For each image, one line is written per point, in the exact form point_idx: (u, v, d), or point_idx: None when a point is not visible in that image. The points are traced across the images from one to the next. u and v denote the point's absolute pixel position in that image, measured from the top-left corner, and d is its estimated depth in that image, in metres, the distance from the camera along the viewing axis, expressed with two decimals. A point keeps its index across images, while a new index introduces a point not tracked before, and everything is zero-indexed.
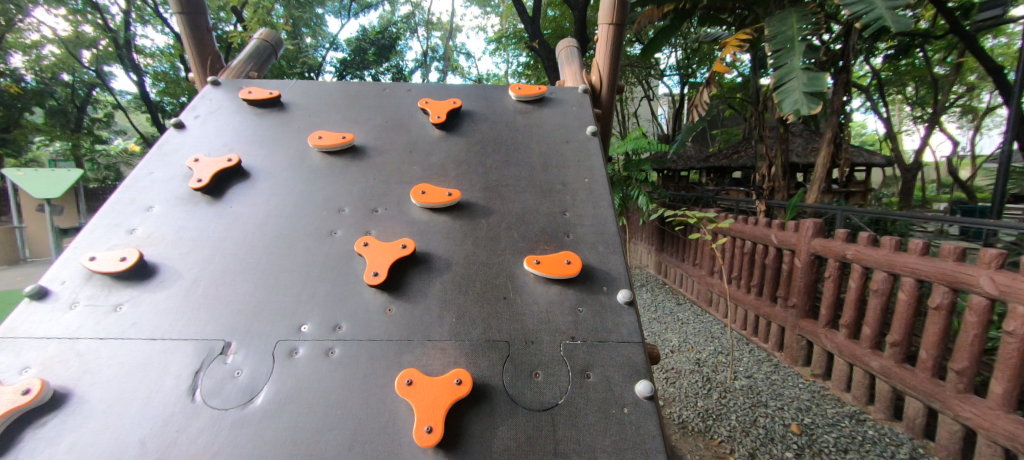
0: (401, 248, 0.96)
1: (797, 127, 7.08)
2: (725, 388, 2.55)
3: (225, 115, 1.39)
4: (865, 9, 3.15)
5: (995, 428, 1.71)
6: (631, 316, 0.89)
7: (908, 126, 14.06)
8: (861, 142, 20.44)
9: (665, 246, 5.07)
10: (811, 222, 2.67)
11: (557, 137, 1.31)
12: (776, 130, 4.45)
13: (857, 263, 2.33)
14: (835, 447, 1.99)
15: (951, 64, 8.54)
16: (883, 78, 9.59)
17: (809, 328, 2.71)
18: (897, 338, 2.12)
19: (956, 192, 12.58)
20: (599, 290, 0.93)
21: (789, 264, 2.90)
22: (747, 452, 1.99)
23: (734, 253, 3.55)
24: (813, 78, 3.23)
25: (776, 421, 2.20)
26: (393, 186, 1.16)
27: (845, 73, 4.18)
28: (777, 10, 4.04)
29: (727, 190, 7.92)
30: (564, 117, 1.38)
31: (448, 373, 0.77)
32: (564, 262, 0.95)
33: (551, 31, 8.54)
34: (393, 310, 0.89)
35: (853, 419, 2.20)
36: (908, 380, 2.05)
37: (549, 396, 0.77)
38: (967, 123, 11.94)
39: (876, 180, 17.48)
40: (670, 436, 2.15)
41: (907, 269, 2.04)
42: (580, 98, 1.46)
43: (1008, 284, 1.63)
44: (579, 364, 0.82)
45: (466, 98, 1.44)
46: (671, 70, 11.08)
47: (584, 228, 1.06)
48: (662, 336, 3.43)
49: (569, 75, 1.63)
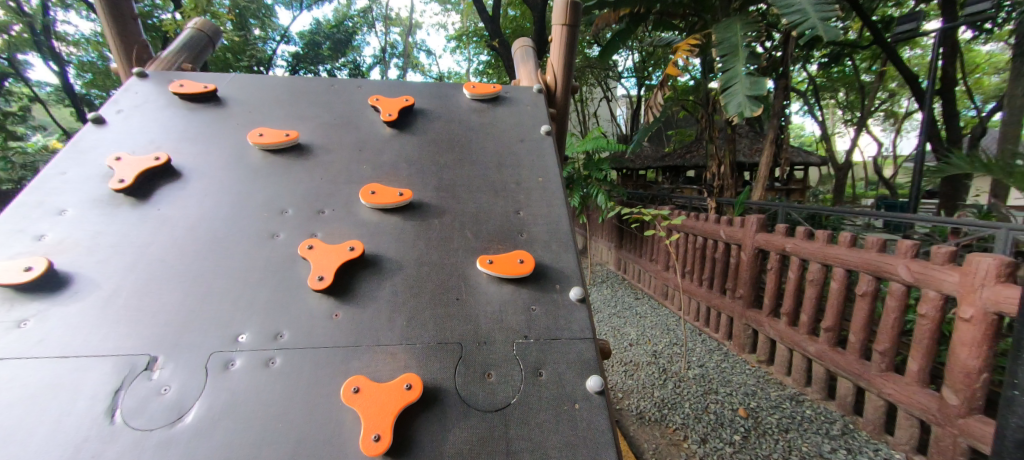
0: (349, 251, 0.92)
1: (743, 128, 7.53)
2: (680, 378, 2.66)
3: (153, 111, 1.27)
4: (800, 19, 3.40)
5: (911, 402, 1.88)
6: (583, 312, 0.90)
7: (841, 128, 15.30)
8: (800, 143, 22.11)
9: (623, 242, 5.22)
10: (755, 218, 2.85)
11: (512, 136, 1.30)
12: (724, 131, 4.70)
13: (795, 255, 2.52)
14: (777, 428, 2.13)
15: (874, 72, 9.41)
16: (819, 84, 10.41)
17: (754, 317, 2.88)
18: (830, 324, 2.30)
19: (881, 189, 13.87)
20: (551, 288, 0.94)
21: (736, 258, 3.07)
22: (698, 438, 2.08)
23: (687, 249, 3.72)
24: (756, 82, 3.44)
25: (725, 407, 2.32)
26: (341, 186, 1.11)
27: (784, 79, 4.49)
28: (723, 16, 4.27)
29: (681, 189, 8.30)
30: (518, 116, 1.38)
31: (398, 379, 0.75)
32: (516, 261, 0.95)
33: (512, 30, 8.57)
34: (340, 315, 0.85)
35: (793, 401, 2.37)
36: (839, 362, 2.23)
37: (502, 395, 0.77)
38: (890, 126, 13.20)
39: (814, 178, 18.94)
40: (627, 426, 2.21)
41: (838, 260, 2.23)
42: (535, 98, 1.46)
43: (922, 271, 1.82)
44: (532, 361, 0.82)
45: (419, 96, 1.40)
46: (629, 73, 11.44)
47: (538, 227, 1.06)
48: (621, 331, 3.53)
49: (523, 74, 1.63)
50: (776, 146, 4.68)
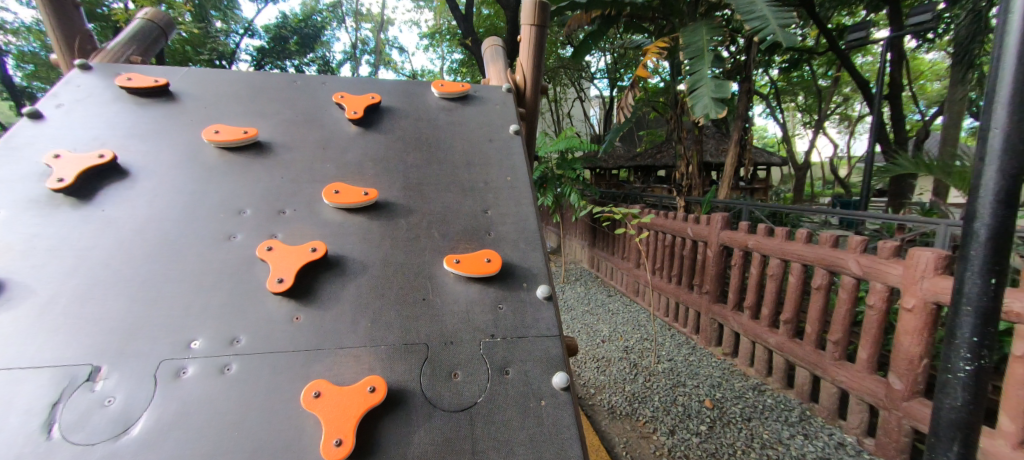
0: (311, 252, 0.89)
1: (710, 129, 7.80)
2: (650, 372, 2.73)
3: (97, 105, 1.20)
4: (761, 25, 3.55)
5: (861, 388, 2.00)
6: (549, 310, 0.91)
7: (801, 130, 16.09)
8: (764, 144, 23.11)
9: (596, 241, 5.30)
10: (720, 216, 2.96)
11: (480, 136, 1.29)
12: (692, 132, 4.85)
13: (757, 251, 2.64)
14: (741, 417, 2.22)
15: (830, 77, 9.94)
16: (780, 88, 10.91)
17: (719, 311, 2.99)
18: (789, 316, 2.42)
19: (836, 188, 14.69)
20: (519, 287, 0.94)
21: (702, 255, 3.18)
22: (667, 429, 2.14)
23: (657, 246, 3.81)
24: (720, 85, 3.57)
25: (693, 399, 2.40)
26: (303, 185, 1.08)
27: (747, 82, 4.68)
28: (690, 21, 4.41)
29: (652, 188, 8.52)
30: (487, 115, 1.37)
31: (361, 381, 0.73)
32: (483, 260, 0.95)
33: (485, 29, 8.55)
34: (300, 318, 0.83)
35: (755, 390, 2.47)
36: (797, 352, 2.35)
37: (468, 394, 0.77)
38: (845, 128, 13.99)
39: (777, 178, 19.87)
40: (599, 421, 2.25)
41: (796, 255, 2.34)
42: (504, 97, 1.46)
43: (870, 265, 1.94)
44: (498, 360, 0.82)
45: (386, 94, 1.38)
46: (601, 74, 11.63)
47: (506, 226, 1.06)
48: (593, 327, 3.58)
49: (492, 73, 1.62)
50: (740, 147, 4.87)
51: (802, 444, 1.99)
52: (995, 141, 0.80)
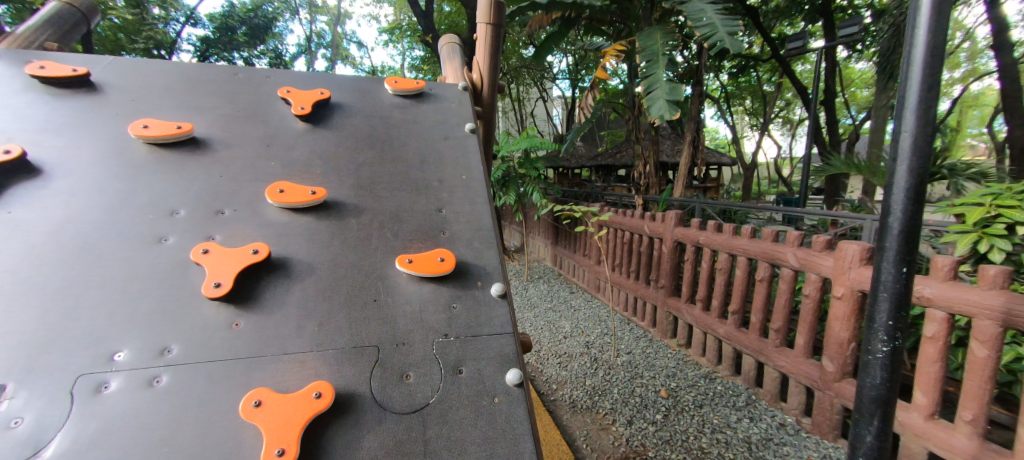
0: (252, 254, 0.85)
1: (666, 130, 8.15)
2: (610, 365, 2.82)
3: (2, 95, 1.07)
4: (710, 32, 3.74)
5: (799, 371, 2.16)
6: (503, 308, 0.92)
7: (748, 132, 17.15)
8: (715, 145, 24.47)
9: (559, 239, 5.38)
10: (673, 213, 3.10)
11: (435, 134, 1.28)
12: (648, 133, 5.04)
13: (707, 246, 2.78)
14: (693, 404, 2.33)
15: (774, 83, 10.65)
16: (729, 92, 11.56)
17: (674, 304, 3.12)
18: (736, 307, 2.57)
19: (780, 186, 15.80)
20: (473, 285, 0.94)
21: (658, 251, 3.31)
22: (625, 420, 2.21)
23: (616, 243, 3.93)
24: (674, 88, 3.72)
25: (649, 389, 2.50)
26: (245, 183, 1.02)
27: (699, 86, 4.92)
28: (646, 25, 4.57)
29: (612, 187, 8.78)
30: (442, 113, 1.35)
31: (307, 388, 0.70)
32: (437, 259, 0.93)
33: (446, 27, 8.45)
34: (241, 324, 0.79)
35: (707, 378, 2.61)
36: (743, 340, 2.50)
37: (420, 395, 0.76)
38: (786, 130, 15.04)
39: (727, 177, 21.09)
40: (561, 416, 2.29)
41: (742, 250, 2.49)
42: (461, 95, 1.44)
43: (806, 257, 2.10)
44: (452, 359, 0.82)
45: (336, 89, 1.33)
46: (563, 75, 11.81)
47: (461, 225, 1.05)
48: (556, 324, 3.64)
49: (449, 71, 1.60)
50: (693, 147, 5.11)
51: (747, 426, 2.12)
52: (906, 142, 1.13)
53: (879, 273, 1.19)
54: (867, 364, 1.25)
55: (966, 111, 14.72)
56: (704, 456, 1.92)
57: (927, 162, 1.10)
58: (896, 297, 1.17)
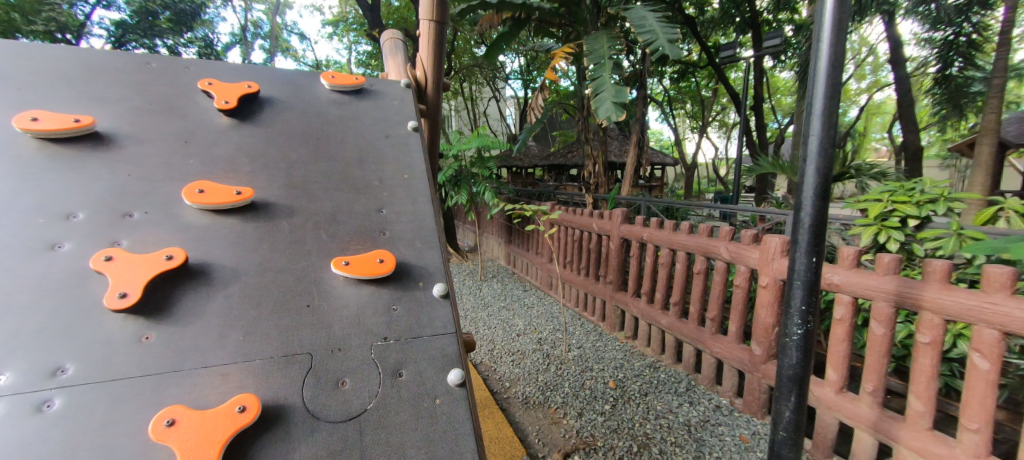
0: (165, 260, 0.77)
1: (614, 131, 8.47)
2: (561, 360, 2.88)
3: None
4: (651, 38, 3.92)
5: (731, 356, 2.34)
6: (446, 308, 0.91)
7: (689, 134, 18.25)
8: (660, 146, 25.84)
9: (512, 239, 5.43)
10: (620, 211, 3.22)
11: (375, 131, 1.23)
12: (597, 134, 5.21)
13: (651, 242, 2.92)
14: (639, 393, 2.44)
15: (711, 88, 11.41)
16: (672, 96, 12.22)
17: (621, 298, 3.25)
18: (677, 299, 2.72)
19: (718, 185, 16.96)
20: (414, 286, 0.93)
21: (606, 247, 3.43)
22: (575, 413, 2.27)
23: (566, 241, 4.02)
24: (619, 91, 3.87)
25: (599, 381, 2.59)
26: (159, 183, 0.93)
27: (643, 89, 5.16)
28: (594, 29, 4.71)
29: (564, 186, 8.98)
30: (383, 111, 1.31)
31: (230, 402, 0.66)
32: (375, 261, 0.91)
33: (394, 22, 8.21)
34: (152, 338, 0.72)
35: (651, 368, 2.74)
36: (683, 330, 2.66)
37: (357, 403, 0.73)
38: (723, 133, 16.17)
39: (671, 176, 22.33)
40: (514, 413, 2.31)
41: (681, 245, 2.65)
42: (403, 92, 1.40)
43: (737, 250, 2.28)
44: (392, 363, 0.80)
45: (266, 83, 1.25)
46: (515, 75, 11.89)
47: (402, 225, 1.03)
48: (509, 322, 3.67)
49: (391, 67, 1.54)
50: (639, 148, 5.34)
51: (687, 411, 2.26)
52: (813, 145, 1.26)
53: (794, 264, 1.32)
54: (785, 346, 1.37)
55: (871, 118, 16.61)
56: (649, 441, 2.02)
57: (831, 163, 1.23)
58: (808, 284, 1.30)
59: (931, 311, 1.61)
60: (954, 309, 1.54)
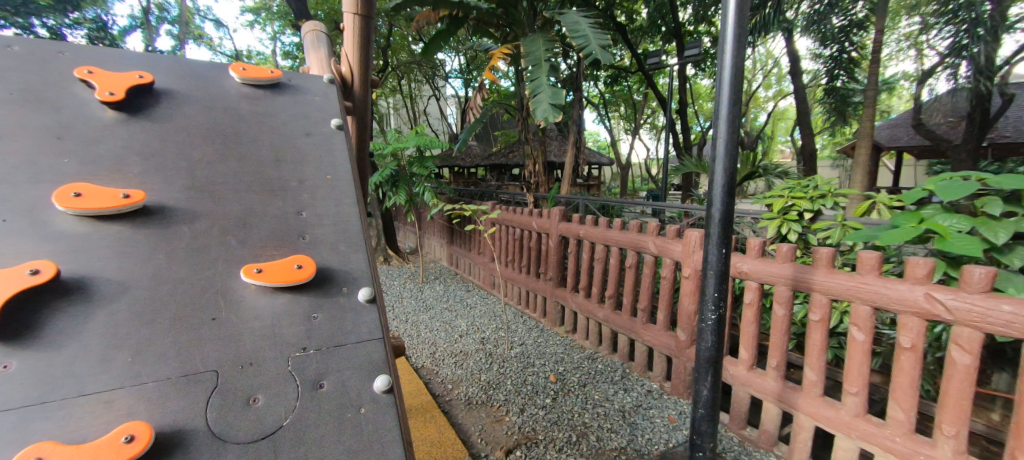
0: (29, 276, 0.66)
1: (553, 131, 8.72)
2: (503, 358, 2.91)
3: None
4: (585, 43, 4.08)
5: (660, 343, 2.50)
6: (372, 313, 0.87)
7: (623, 136, 19.30)
8: (597, 147, 27.07)
9: (454, 239, 5.37)
10: (558, 209, 3.32)
11: (294, 129, 1.15)
12: (537, 134, 5.31)
13: (587, 239, 3.05)
14: (578, 384, 2.53)
15: (642, 92, 12.14)
16: (606, 99, 12.83)
17: (560, 294, 3.35)
18: (612, 293, 2.86)
19: (650, 184, 18.13)
20: (336, 291, 0.88)
21: (545, 245, 3.52)
22: (517, 409, 2.30)
23: (507, 240, 4.07)
24: (556, 93, 3.99)
25: (540, 376, 2.64)
26: (21, 186, 0.80)
27: (579, 91, 5.36)
28: (531, 31, 4.81)
29: (506, 185, 9.08)
30: (303, 106, 1.22)
31: (114, 432, 0.58)
32: (293, 267, 0.85)
33: (324, 14, 7.75)
34: (12, 366, 0.62)
35: (589, 359, 2.86)
36: (617, 321, 2.80)
37: (271, 419, 0.68)
38: (654, 134, 17.29)
39: (608, 175, 23.48)
40: (456, 415, 2.30)
41: (614, 241, 2.79)
42: (326, 88, 1.32)
43: (662, 244, 2.45)
44: (312, 374, 0.75)
45: (164, 74, 1.12)
46: (455, 74, 11.76)
47: (323, 228, 0.98)
48: (452, 323, 3.64)
49: (312, 61, 1.42)
50: (576, 148, 5.53)
51: (622, 398, 2.38)
52: (721, 147, 1.39)
53: (707, 255, 1.44)
54: (701, 331, 1.50)
55: (776, 123, 18.71)
56: (587, 430, 2.10)
57: (735, 163, 1.37)
58: (720, 273, 1.43)
59: (820, 293, 1.85)
60: (837, 289, 1.78)
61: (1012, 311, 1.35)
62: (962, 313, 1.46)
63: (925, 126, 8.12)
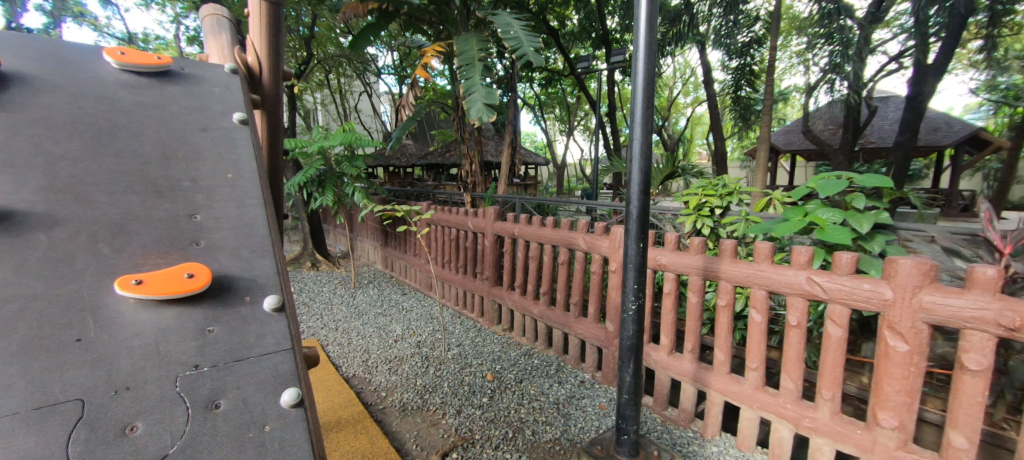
0: None
1: (489, 131, 8.77)
2: (440, 361, 2.86)
3: None
4: (517, 45, 4.15)
5: (591, 334, 2.62)
6: (281, 322, 0.79)
7: (559, 137, 19.96)
8: (534, 147, 27.78)
9: (388, 241, 5.18)
10: (492, 209, 3.33)
11: (187, 121, 1.01)
12: (473, 134, 5.28)
13: (521, 237, 3.10)
14: (515, 381, 2.57)
15: (575, 95, 12.64)
16: (541, 101, 13.17)
17: (496, 293, 3.38)
18: (546, 289, 2.94)
19: (584, 183, 18.95)
20: (237, 300, 0.78)
21: (481, 244, 3.52)
22: (454, 410, 2.28)
23: (443, 240, 4.01)
24: (490, 93, 4.00)
25: (477, 376, 2.64)
26: None
27: (513, 92, 5.43)
28: (464, 30, 4.78)
29: (443, 185, 8.97)
30: (198, 97, 1.09)
31: None
32: (183, 276, 0.74)
33: None
34: None
35: (526, 355, 2.91)
36: (552, 316, 2.88)
37: (153, 450, 0.58)
38: (586, 136, 18.09)
39: (544, 175, 24.15)
40: (390, 423, 2.21)
41: (548, 238, 2.87)
42: (227, 79, 1.18)
43: (591, 240, 2.56)
44: (205, 394, 0.66)
45: (15, 56, 0.94)
46: (388, 70, 11.36)
47: (222, 231, 0.86)
48: (386, 328, 3.51)
49: (212, 50, 1.30)
50: (512, 148, 5.59)
51: (556, 390, 2.46)
52: (637, 148, 1.48)
53: (628, 249, 1.52)
54: (624, 320, 1.59)
55: (693, 127, 20.48)
56: (523, 426, 2.13)
57: (649, 162, 1.47)
58: (637, 266, 1.52)
59: (726, 280, 2.04)
60: (739, 277, 1.99)
61: (871, 288, 1.61)
62: (835, 292, 1.70)
63: (812, 133, 9.36)
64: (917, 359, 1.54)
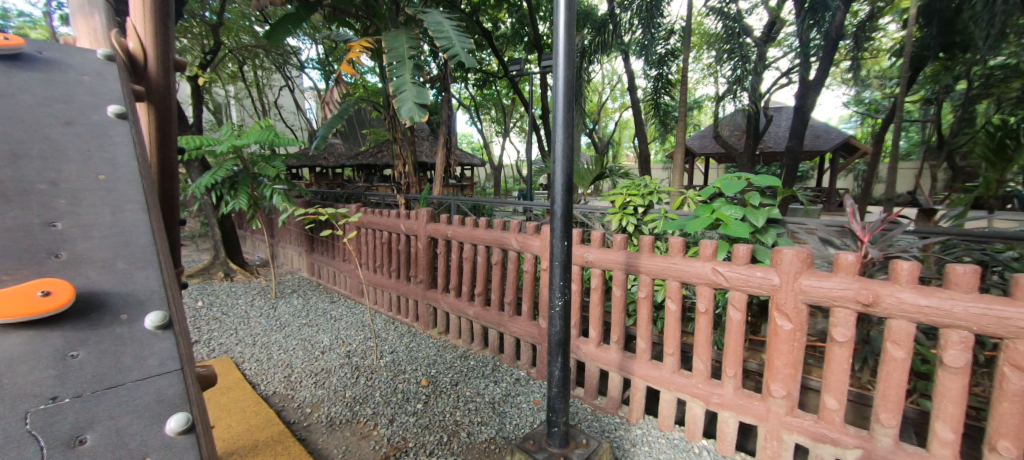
0: None
1: (423, 131, 8.59)
2: (372, 370, 2.75)
3: None
4: (448, 45, 4.09)
5: (524, 332, 2.68)
6: (168, 341, 0.65)
7: (495, 138, 20.16)
8: (470, 148, 27.82)
9: (313, 246, 4.87)
10: (425, 211, 3.27)
11: (43, 112, 0.74)
12: (405, 134, 5.10)
13: (454, 239, 3.08)
14: (450, 384, 2.54)
15: (510, 98, 12.85)
16: (477, 101, 13.17)
17: (431, 296, 3.31)
18: (481, 290, 2.94)
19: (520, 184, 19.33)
20: (110, 321, 0.62)
21: (414, 247, 3.44)
22: (386, 420, 2.20)
23: (375, 244, 3.85)
24: (421, 92, 3.92)
25: (411, 382, 2.57)
26: None
27: (446, 92, 5.37)
28: (393, 27, 4.64)
29: (375, 186, 8.62)
30: (61, 85, 0.79)
31: None
32: (35, 295, 0.56)
33: None
34: None
35: (462, 357, 2.90)
36: (487, 317, 2.89)
37: None
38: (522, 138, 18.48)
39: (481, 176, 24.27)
40: (315, 440, 2.08)
41: (481, 239, 2.88)
42: (100, 66, 0.87)
43: (523, 240, 2.62)
44: (66, 429, 0.52)
45: None
46: (312, 64, 10.67)
47: (90, 243, 0.67)
48: (312, 339, 3.29)
49: (80, 31, 0.98)
50: (446, 149, 5.50)
51: (492, 390, 2.47)
52: (558, 150, 1.55)
53: (554, 247, 1.58)
54: (552, 316, 1.64)
55: (620, 131, 21.80)
56: (458, 429, 2.12)
57: (572, 164, 1.53)
58: (563, 263, 1.59)
59: (645, 274, 2.20)
60: (656, 270, 2.15)
61: (762, 275, 1.83)
62: (734, 280, 1.91)
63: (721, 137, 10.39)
64: (798, 335, 1.78)
